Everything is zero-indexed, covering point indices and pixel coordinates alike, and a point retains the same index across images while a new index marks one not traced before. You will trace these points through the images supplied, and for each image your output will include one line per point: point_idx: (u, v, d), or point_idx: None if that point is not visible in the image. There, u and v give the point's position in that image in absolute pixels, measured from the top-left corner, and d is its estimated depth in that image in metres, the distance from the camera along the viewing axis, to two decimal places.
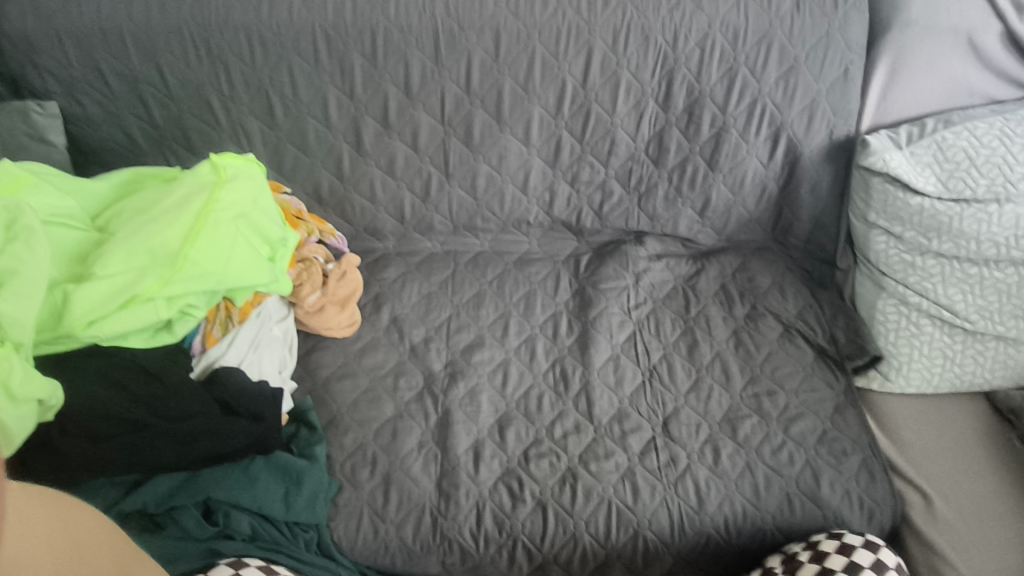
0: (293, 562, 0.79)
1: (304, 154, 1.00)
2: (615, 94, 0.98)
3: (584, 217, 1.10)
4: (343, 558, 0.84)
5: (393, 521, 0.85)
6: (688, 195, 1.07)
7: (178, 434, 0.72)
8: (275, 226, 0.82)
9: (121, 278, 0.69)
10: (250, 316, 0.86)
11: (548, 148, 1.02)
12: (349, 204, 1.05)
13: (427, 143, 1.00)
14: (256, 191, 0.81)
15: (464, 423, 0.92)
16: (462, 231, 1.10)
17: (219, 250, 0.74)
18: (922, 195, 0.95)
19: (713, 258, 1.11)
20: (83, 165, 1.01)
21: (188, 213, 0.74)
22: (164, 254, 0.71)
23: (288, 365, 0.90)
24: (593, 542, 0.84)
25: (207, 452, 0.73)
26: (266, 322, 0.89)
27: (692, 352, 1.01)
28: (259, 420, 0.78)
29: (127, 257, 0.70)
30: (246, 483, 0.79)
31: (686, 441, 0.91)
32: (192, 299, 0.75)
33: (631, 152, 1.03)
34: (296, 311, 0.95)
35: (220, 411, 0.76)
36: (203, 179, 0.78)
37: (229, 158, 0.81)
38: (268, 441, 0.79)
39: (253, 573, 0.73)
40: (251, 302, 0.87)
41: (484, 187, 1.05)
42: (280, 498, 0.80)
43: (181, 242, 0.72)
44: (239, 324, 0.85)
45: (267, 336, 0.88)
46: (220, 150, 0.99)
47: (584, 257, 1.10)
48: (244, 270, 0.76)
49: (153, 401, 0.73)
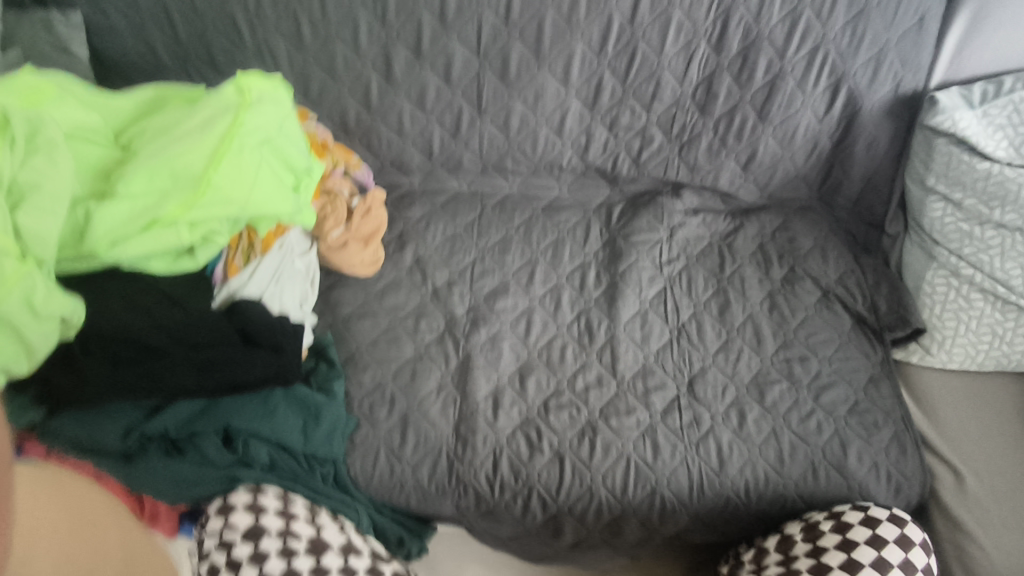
0: (310, 493, 0.80)
1: (331, 81, 0.96)
2: (666, 32, 0.91)
3: (620, 164, 1.04)
4: (357, 492, 0.85)
5: (409, 460, 0.84)
6: (733, 146, 1.00)
7: (199, 361, 0.71)
8: (300, 155, 0.80)
9: (144, 198, 0.67)
10: (272, 247, 0.84)
11: (588, 88, 0.96)
12: (376, 137, 1.01)
13: (461, 76, 0.95)
14: (281, 116, 0.78)
15: (485, 369, 0.90)
16: (491, 172, 1.06)
17: (242, 176, 0.71)
18: (991, 160, 0.89)
19: (753, 216, 1.06)
20: (105, 81, 0.97)
21: (211, 135, 0.70)
22: (187, 176, 0.69)
23: (310, 299, 0.88)
24: (609, 496, 0.83)
25: (228, 380, 0.72)
26: (288, 255, 0.87)
27: (723, 312, 0.97)
28: (279, 352, 0.77)
29: (149, 177, 0.68)
30: (266, 414, 0.78)
31: (711, 403, 0.89)
32: (215, 226, 0.73)
33: (676, 97, 0.97)
34: (319, 245, 0.92)
35: (240, 341, 0.75)
36: (226, 100, 0.74)
37: (254, 79, 0.77)
38: (288, 374, 0.78)
39: (273, 502, 0.74)
40: (274, 233, 0.85)
41: (518, 127, 1.00)
42: (298, 431, 0.80)
43: (205, 164, 0.69)
44: (261, 255, 0.83)
45: (290, 269, 0.85)
46: (244, 71, 0.95)
47: (617, 207, 1.06)
48: (268, 198, 0.74)
49: (173, 326, 0.72)
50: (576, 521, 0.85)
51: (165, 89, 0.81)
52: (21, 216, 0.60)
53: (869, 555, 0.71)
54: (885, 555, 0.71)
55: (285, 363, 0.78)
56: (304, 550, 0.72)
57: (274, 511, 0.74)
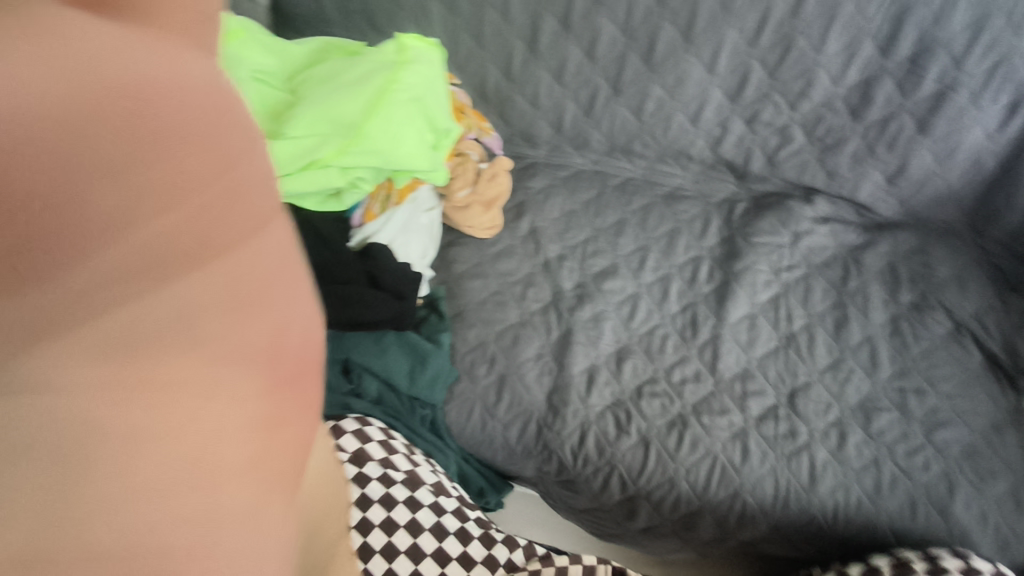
0: (410, 432, 0.86)
1: (478, 46, 0.99)
2: (830, 28, 0.85)
3: (752, 161, 1.01)
4: (450, 439, 0.91)
5: (502, 418, 0.89)
6: (882, 156, 0.94)
7: (331, 297, 0.79)
8: (445, 115, 0.81)
9: (306, 141, 0.73)
10: (406, 200, 0.90)
11: (733, 79, 0.93)
12: (511, 105, 1.04)
13: (605, 54, 0.95)
14: (433, 77, 0.81)
15: (584, 345, 0.92)
16: (616, 153, 1.06)
17: (392, 130, 0.75)
18: None
19: (889, 233, 0.99)
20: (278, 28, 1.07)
21: (371, 90, 0.76)
22: (345, 125, 0.74)
23: (430, 252, 0.92)
24: (690, 491, 0.84)
25: (353, 317, 0.79)
26: (419, 211, 0.92)
27: (839, 329, 0.93)
28: (399, 299, 0.83)
29: (313, 122, 0.74)
30: (379, 352, 0.85)
31: (811, 418, 0.87)
32: (362, 173, 0.78)
33: (827, 97, 0.91)
34: (445, 203, 0.98)
35: (366, 283, 0.81)
36: (388, 57, 0.79)
37: (414, 40, 0.81)
38: (404, 319, 0.84)
39: (376, 433, 0.80)
40: (409, 186, 0.90)
41: (652, 110, 0.99)
42: (405, 374, 0.85)
43: (361, 117, 0.75)
44: (396, 206, 0.89)
45: (419, 222, 0.90)
46: (399, 30, 1.00)
47: (741, 205, 1.03)
48: (411, 154, 0.77)
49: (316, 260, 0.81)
50: (652, 507, 0.86)
51: (333, 40, 0.87)
52: None
53: None
54: None
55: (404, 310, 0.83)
56: (400, 481, 0.76)
57: (378, 440, 0.79)
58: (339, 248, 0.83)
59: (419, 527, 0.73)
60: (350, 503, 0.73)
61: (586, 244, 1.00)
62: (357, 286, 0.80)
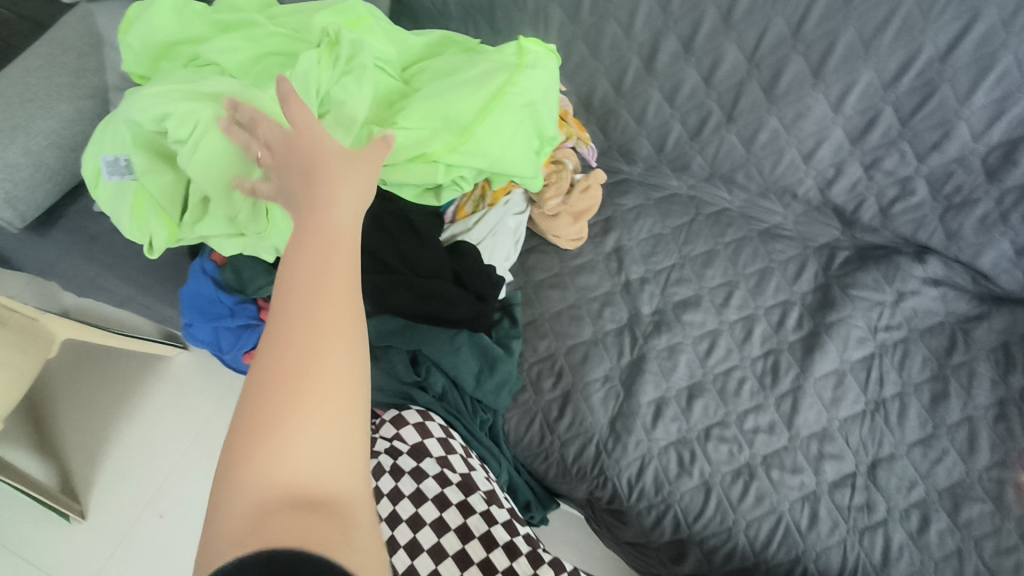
0: (467, 433, 0.87)
1: (592, 57, 0.98)
2: (981, 80, 0.78)
3: (863, 209, 0.95)
4: (505, 448, 0.91)
5: (561, 435, 0.88)
6: (1015, 225, 0.86)
7: (417, 289, 0.79)
8: (553, 124, 0.81)
9: (417, 134, 0.74)
10: (500, 203, 0.91)
11: (859, 121, 0.88)
12: (614, 120, 1.02)
13: (723, 80, 0.91)
14: (549, 84, 0.79)
15: (656, 375, 0.89)
16: (716, 181, 1.02)
17: (502, 134, 0.76)
18: None
19: (1008, 308, 0.91)
20: (398, 16, 1.09)
21: (487, 91, 0.75)
22: (456, 122, 0.74)
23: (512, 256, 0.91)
24: (746, 546, 0.80)
25: (436, 312, 0.80)
26: (510, 213, 0.92)
27: (935, 403, 0.86)
28: (481, 300, 0.84)
29: (425, 116, 0.74)
30: (450, 350, 0.84)
31: (891, 494, 0.81)
32: (465, 172, 0.78)
33: (963, 153, 0.84)
34: (533, 210, 0.97)
35: (451, 281, 0.82)
36: (507, 59, 0.77)
37: (535, 43, 0.79)
38: (481, 321, 0.85)
39: (436, 429, 0.81)
40: (504, 189, 0.90)
41: (764, 142, 0.94)
42: (473, 375, 0.85)
43: (474, 115, 0.74)
44: (489, 208, 0.90)
45: (508, 225, 0.90)
46: (516, 32, 1.01)
47: (843, 253, 0.96)
48: (515, 160, 0.78)
49: (406, 250, 0.80)
50: (702, 555, 0.82)
51: (450, 38, 0.88)
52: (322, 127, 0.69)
53: None
54: None
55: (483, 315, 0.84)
56: (455, 483, 0.76)
57: (437, 437, 0.80)
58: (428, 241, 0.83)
59: (468, 532, 0.72)
60: (404, 496, 0.74)
61: (671, 270, 0.97)
62: (444, 283, 0.80)
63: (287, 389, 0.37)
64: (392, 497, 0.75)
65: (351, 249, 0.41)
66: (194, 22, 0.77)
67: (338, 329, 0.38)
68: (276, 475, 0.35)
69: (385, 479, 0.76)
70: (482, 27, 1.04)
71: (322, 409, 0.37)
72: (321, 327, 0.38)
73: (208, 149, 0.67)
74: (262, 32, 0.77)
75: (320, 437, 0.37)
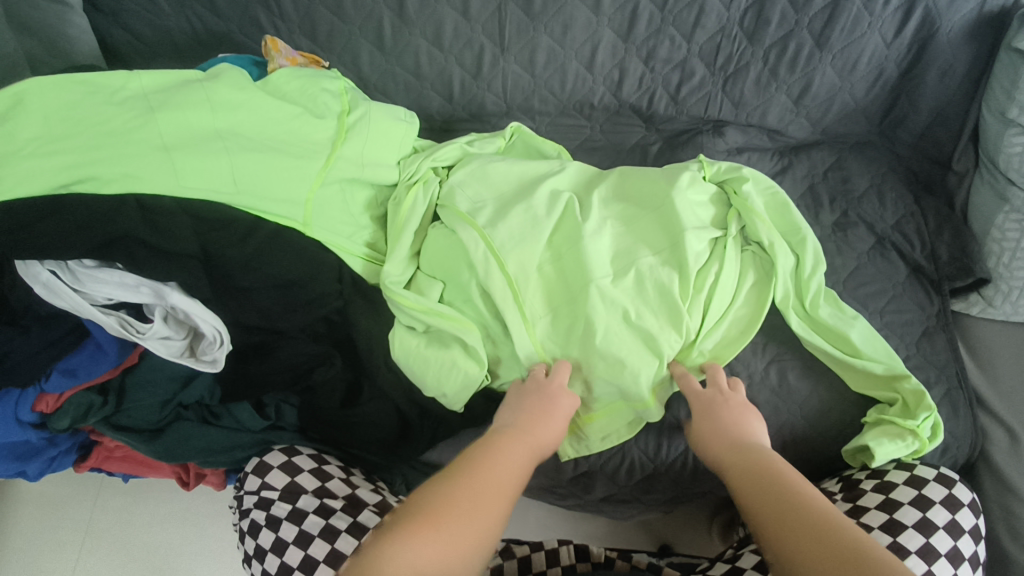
0: (318, 444, 0.84)
1: (339, 20, 0.90)
2: None
3: (656, 101, 0.95)
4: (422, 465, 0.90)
5: (440, 446, 0.87)
6: (785, 78, 0.90)
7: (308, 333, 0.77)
8: (450, 149, 0.88)
9: (457, 263, 0.78)
10: (197, 353, 0.74)
11: (622, 17, 0.87)
12: (393, 81, 0.95)
13: (480, 11, 0.88)
14: (409, 137, 0.87)
15: None
16: (516, 113, 0.98)
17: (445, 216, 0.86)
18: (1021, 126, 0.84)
19: (805, 153, 0.96)
20: (106, 29, 0.92)
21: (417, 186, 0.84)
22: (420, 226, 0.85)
23: (372, 244, 0.83)
24: (641, 457, 0.83)
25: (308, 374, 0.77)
26: (345, 200, 0.80)
27: None
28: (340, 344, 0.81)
29: (434, 240, 0.81)
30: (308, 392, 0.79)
31: (750, 360, 0.85)
32: (415, 246, 0.83)
33: (721, 23, 0.87)
34: (365, 203, 0.83)
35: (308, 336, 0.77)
36: (396, 120, 0.85)
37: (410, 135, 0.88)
38: (349, 349, 0.81)
39: (305, 478, 0.79)
40: (343, 184, 0.80)
41: (544, 63, 0.92)
42: (395, 429, 0.81)
43: (434, 199, 0.84)
44: (101, 301, 0.67)
45: (360, 235, 0.82)
46: (247, 13, 0.91)
47: (653, 147, 0.96)
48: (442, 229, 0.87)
49: (266, 308, 0.73)
50: (607, 479, 0.85)
51: (305, 70, 0.82)
52: (453, 285, 0.78)
53: (913, 516, 0.70)
54: (930, 517, 0.70)
55: (359, 384, 0.81)
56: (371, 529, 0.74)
57: (309, 471, 0.79)
58: (222, 268, 0.71)
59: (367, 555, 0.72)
60: (290, 543, 0.73)
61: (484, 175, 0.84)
62: (304, 314, 0.76)
63: (459, 490, 0.55)
64: (276, 550, 0.73)
65: (515, 463, 0.62)
66: (68, 86, 0.67)
67: (495, 474, 0.59)
68: (423, 551, 0.48)
69: (264, 534, 0.75)
70: (206, 16, 0.91)
71: (485, 505, 0.55)
72: (503, 483, 0.58)
73: (456, 250, 0.78)
74: (102, 163, 0.65)
75: (463, 536, 0.51)
